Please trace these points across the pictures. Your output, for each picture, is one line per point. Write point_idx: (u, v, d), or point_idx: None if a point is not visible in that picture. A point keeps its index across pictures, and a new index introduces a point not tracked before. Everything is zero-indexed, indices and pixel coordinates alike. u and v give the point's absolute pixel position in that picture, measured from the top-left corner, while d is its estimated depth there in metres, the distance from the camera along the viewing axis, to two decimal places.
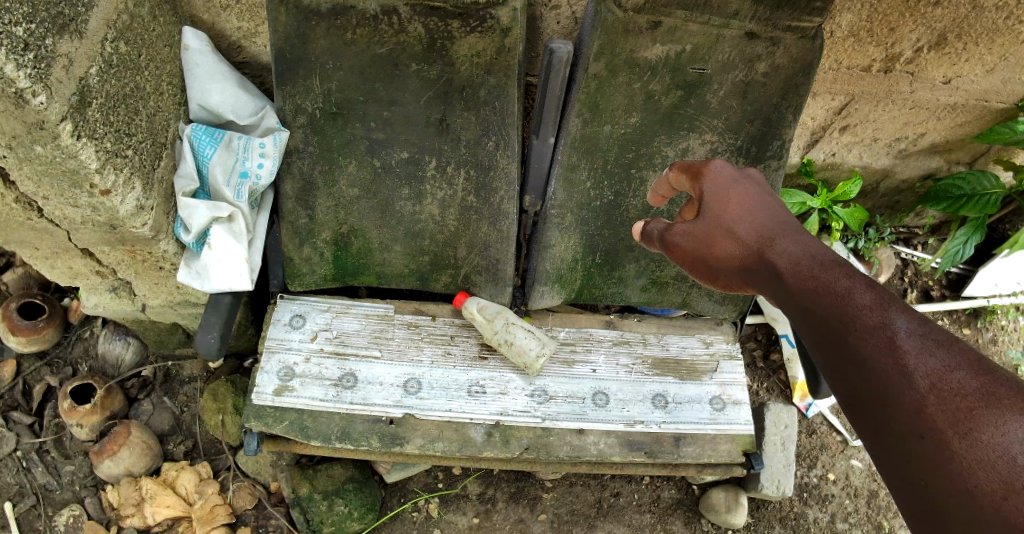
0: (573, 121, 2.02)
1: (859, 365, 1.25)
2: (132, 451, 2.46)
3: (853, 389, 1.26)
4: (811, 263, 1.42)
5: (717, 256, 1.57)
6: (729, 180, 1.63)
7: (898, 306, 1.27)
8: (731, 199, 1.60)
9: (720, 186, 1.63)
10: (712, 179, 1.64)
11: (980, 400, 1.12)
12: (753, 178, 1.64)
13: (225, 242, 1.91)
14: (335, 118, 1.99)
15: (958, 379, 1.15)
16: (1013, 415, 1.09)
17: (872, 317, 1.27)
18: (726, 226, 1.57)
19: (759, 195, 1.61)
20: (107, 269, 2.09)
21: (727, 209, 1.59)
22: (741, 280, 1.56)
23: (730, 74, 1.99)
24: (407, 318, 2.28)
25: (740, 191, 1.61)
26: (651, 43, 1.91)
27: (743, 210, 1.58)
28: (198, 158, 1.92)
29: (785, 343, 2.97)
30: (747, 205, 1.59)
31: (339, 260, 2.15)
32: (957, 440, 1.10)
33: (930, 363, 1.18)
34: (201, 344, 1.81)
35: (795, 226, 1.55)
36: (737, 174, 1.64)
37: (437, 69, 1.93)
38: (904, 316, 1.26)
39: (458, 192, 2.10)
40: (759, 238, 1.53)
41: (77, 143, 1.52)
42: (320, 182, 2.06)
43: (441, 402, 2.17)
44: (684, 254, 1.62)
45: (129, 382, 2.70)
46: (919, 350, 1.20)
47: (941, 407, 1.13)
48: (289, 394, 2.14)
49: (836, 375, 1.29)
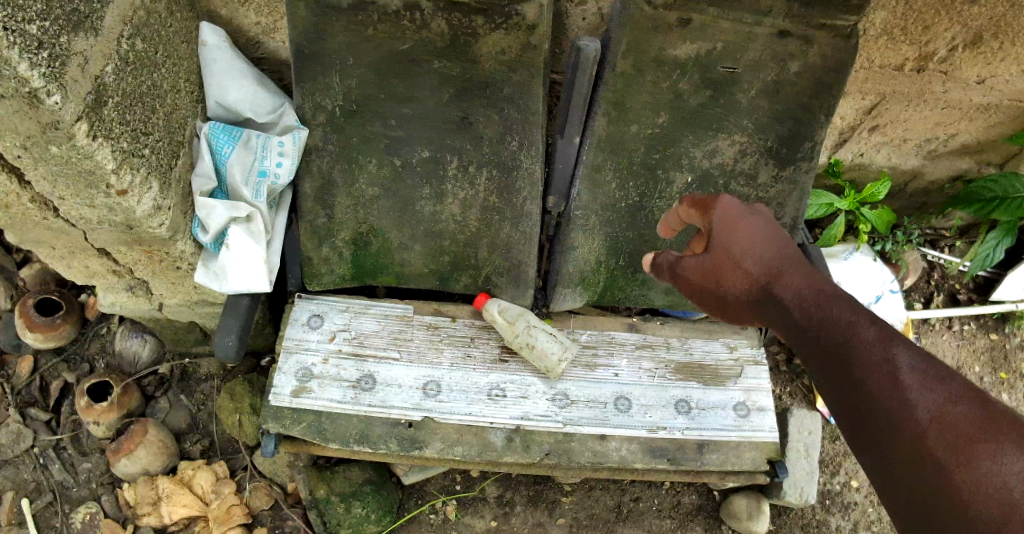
0: (599, 120, 1.97)
1: (862, 394, 1.29)
2: (149, 451, 2.43)
3: (856, 418, 1.29)
4: (817, 298, 1.43)
5: (726, 288, 1.54)
6: (740, 212, 1.59)
7: (901, 340, 1.31)
8: (740, 233, 1.56)
9: (731, 218, 1.57)
10: (722, 211, 1.59)
11: (980, 432, 1.16)
12: (761, 211, 1.60)
13: (243, 244, 1.86)
14: (355, 116, 1.95)
15: (959, 412, 1.19)
16: (1011, 447, 1.13)
17: (875, 351, 1.30)
18: (735, 259, 1.54)
19: (767, 229, 1.57)
20: (124, 269, 2.06)
21: (736, 243, 1.55)
22: (750, 314, 1.54)
23: (762, 74, 1.94)
24: (426, 319, 2.25)
25: (750, 225, 1.57)
26: (680, 40, 1.87)
27: (753, 246, 1.54)
28: (215, 156, 1.88)
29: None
30: (756, 241, 1.55)
31: (358, 260, 2.10)
32: (959, 469, 1.14)
33: (931, 397, 1.22)
34: (220, 347, 1.80)
35: (803, 262, 1.53)
36: (746, 207, 1.60)
37: (459, 66, 1.89)
38: (905, 351, 1.29)
39: (480, 192, 2.05)
40: (768, 272, 1.51)
41: (93, 144, 1.49)
42: (340, 181, 2.02)
43: (461, 405, 2.14)
44: (693, 285, 1.58)
45: (146, 380, 2.68)
46: (921, 384, 1.24)
47: (943, 438, 1.17)
48: (308, 396, 2.12)
49: (840, 402, 1.33)
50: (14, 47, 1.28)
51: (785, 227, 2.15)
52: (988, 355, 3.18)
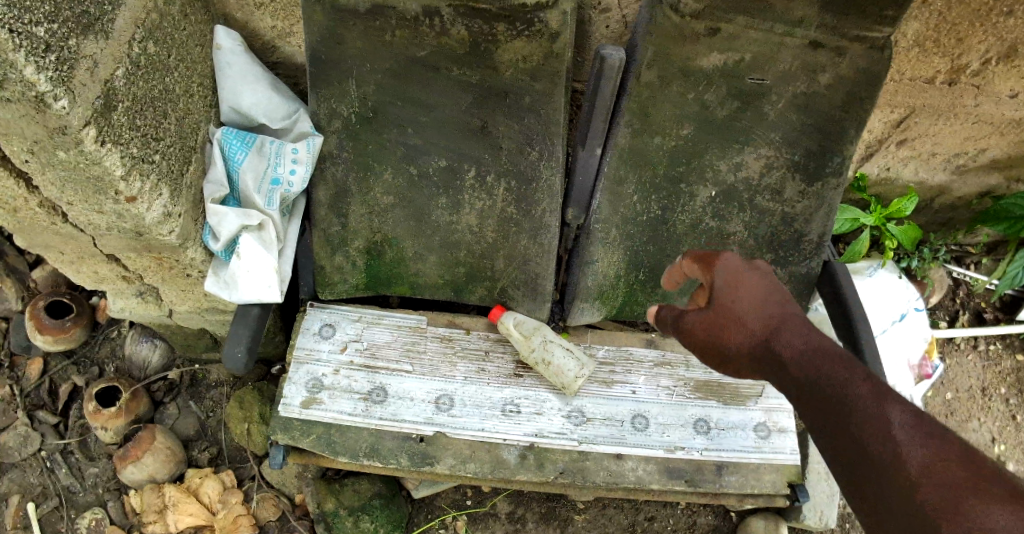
0: (621, 132, 1.91)
1: (855, 448, 1.29)
2: (156, 459, 2.39)
3: (850, 472, 1.30)
4: (816, 354, 1.42)
5: (728, 345, 1.51)
6: (742, 268, 1.57)
7: (894, 397, 1.31)
8: (739, 290, 1.53)
9: (732, 275, 1.55)
10: (723, 268, 1.56)
11: (970, 488, 1.15)
12: (760, 267, 1.57)
13: (254, 252, 1.82)
14: (371, 123, 1.91)
15: (949, 469, 1.19)
16: (1002, 504, 1.12)
17: (868, 405, 1.31)
18: (736, 314, 1.52)
19: (767, 286, 1.55)
20: (133, 275, 2.01)
21: (737, 301, 1.52)
22: (751, 370, 1.52)
23: (791, 86, 1.87)
24: (440, 331, 2.20)
25: (751, 283, 1.54)
26: (708, 50, 1.81)
27: (754, 302, 1.52)
28: (228, 163, 1.82)
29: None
30: (756, 299, 1.53)
31: (372, 270, 2.06)
32: (947, 524, 1.13)
33: (922, 452, 1.22)
34: (228, 359, 1.71)
35: (804, 319, 1.51)
36: (746, 263, 1.58)
37: (479, 74, 1.83)
38: (898, 407, 1.30)
39: (498, 203, 2.00)
40: (767, 328, 1.49)
41: (101, 149, 1.44)
42: (355, 189, 1.98)
43: (474, 421, 2.09)
44: (695, 340, 1.55)
45: (155, 385, 2.65)
46: (912, 439, 1.24)
47: (933, 492, 1.18)
48: (317, 407, 2.08)
49: (834, 455, 1.33)
50: (20, 50, 1.24)
51: (811, 243, 2.08)
52: (1015, 377, 3.08)
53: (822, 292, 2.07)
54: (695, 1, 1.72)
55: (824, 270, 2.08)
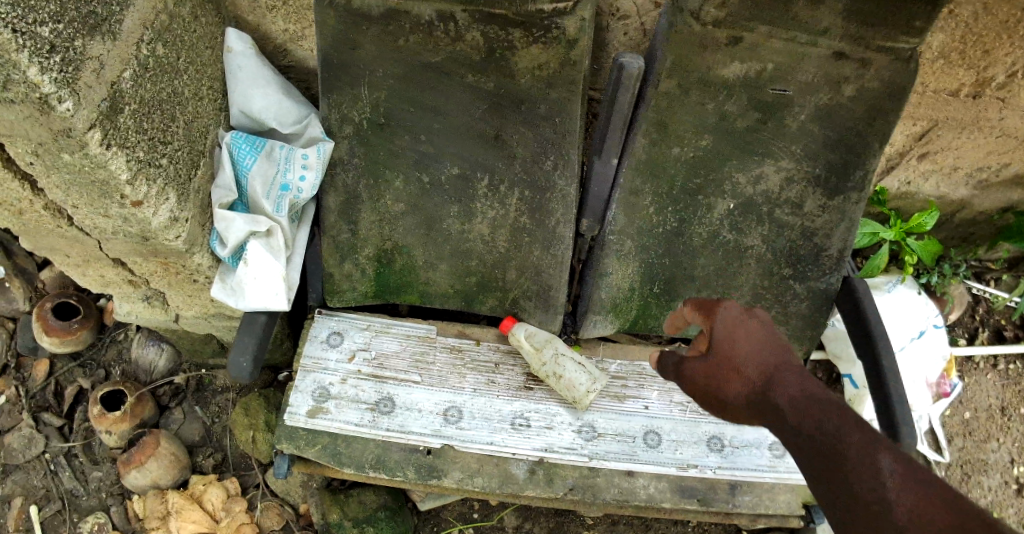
0: (638, 141, 1.87)
1: (847, 496, 1.30)
2: (160, 464, 2.36)
3: (843, 520, 1.31)
4: (812, 402, 1.41)
5: (726, 395, 1.49)
6: (741, 318, 1.52)
7: (884, 444, 1.30)
8: (738, 340, 1.50)
9: (731, 324, 1.51)
10: (721, 317, 1.52)
11: None
12: (759, 315, 1.54)
13: (262, 259, 1.79)
14: (383, 129, 1.87)
15: (936, 519, 1.19)
16: None
17: (859, 454, 1.31)
18: (734, 365, 1.49)
19: (766, 335, 1.51)
20: (140, 279, 1.98)
21: (735, 351, 1.49)
22: (750, 419, 1.49)
23: (813, 97, 1.82)
24: (450, 341, 2.17)
25: (750, 331, 1.51)
26: (729, 60, 1.76)
27: (752, 352, 1.49)
28: (237, 167, 1.79)
29: (848, 384, 2.65)
30: (755, 349, 1.49)
31: (382, 278, 2.02)
32: None
33: (909, 502, 1.22)
34: (233, 368, 1.66)
35: (804, 367, 1.48)
36: (745, 311, 1.53)
37: (494, 80, 1.79)
38: (888, 454, 1.29)
39: (511, 212, 1.96)
40: (764, 377, 1.46)
41: (106, 153, 1.42)
42: (365, 196, 1.94)
43: (483, 434, 2.04)
44: (695, 390, 1.54)
45: (161, 389, 2.62)
46: (900, 489, 1.24)
47: None
48: (323, 417, 2.04)
49: (828, 502, 1.34)
50: (23, 50, 1.22)
51: (831, 258, 2.03)
52: None
53: (842, 309, 2.02)
54: (716, 9, 1.67)
55: (844, 286, 2.02)
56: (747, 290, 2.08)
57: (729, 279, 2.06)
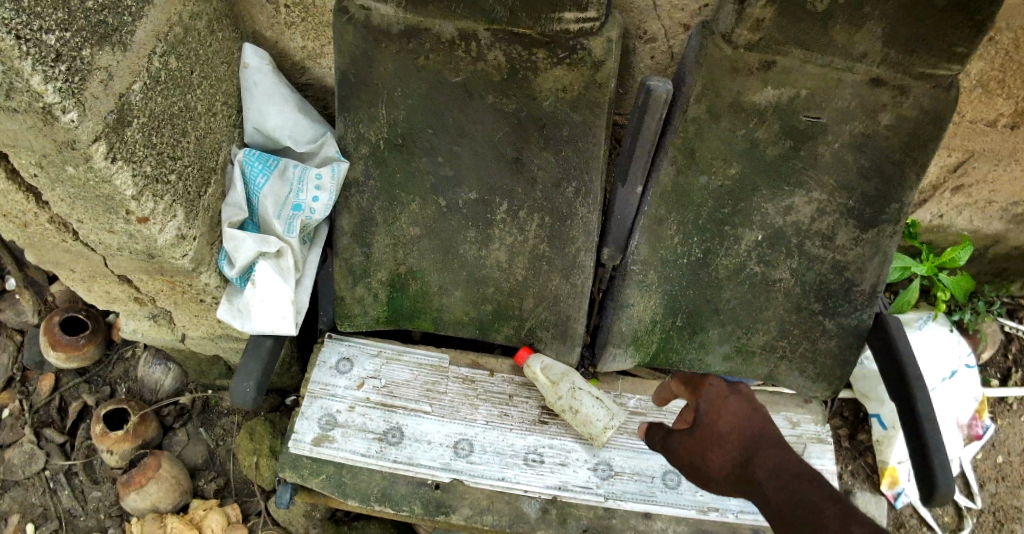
0: (665, 169, 1.78)
1: None
2: (161, 487, 2.28)
3: None
4: (788, 473, 1.56)
5: (711, 463, 1.63)
6: (724, 394, 1.70)
7: (856, 516, 1.46)
8: (723, 412, 1.67)
9: (717, 398, 1.70)
10: (709, 391, 1.71)
11: None
12: (742, 392, 1.72)
13: (270, 280, 1.70)
14: (400, 150, 1.81)
15: None
16: None
17: (833, 522, 1.47)
18: (720, 435, 1.65)
19: (748, 409, 1.68)
20: (146, 296, 1.91)
21: (719, 421, 1.66)
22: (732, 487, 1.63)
23: (848, 125, 1.73)
24: (463, 371, 2.09)
25: (732, 405, 1.69)
26: (761, 85, 1.67)
27: (734, 423, 1.66)
28: (248, 186, 1.72)
29: (876, 424, 2.59)
30: (736, 422, 1.66)
31: (394, 302, 1.97)
32: None
33: None
34: (235, 393, 1.58)
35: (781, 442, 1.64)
36: (728, 387, 1.72)
37: (515, 102, 1.72)
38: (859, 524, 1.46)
39: (530, 238, 1.88)
40: (744, 448, 1.63)
41: (111, 167, 1.37)
42: (380, 219, 1.88)
43: (494, 469, 1.96)
44: (682, 458, 1.67)
45: (166, 409, 2.55)
46: None
47: None
48: (329, 446, 1.96)
49: None
50: (27, 58, 1.17)
51: (863, 294, 1.93)
52: None
53: (873, 346, 1.91)
54: (749, 32, 1.59)
55: (875, 322, 1.92)
56: (774, 325, 1.99)
57: (756, 313, 1.98)
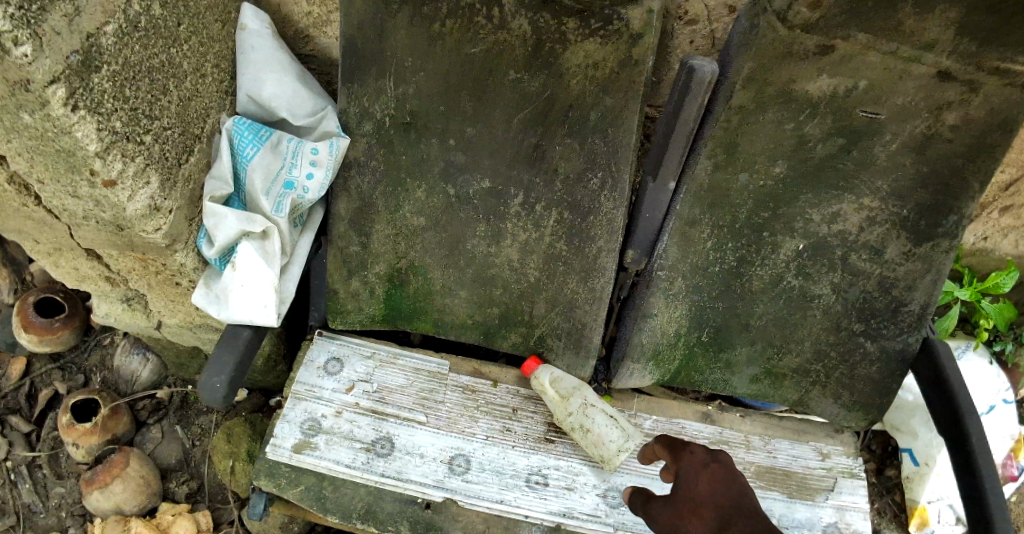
0: (702, 163, 1.58)
1: None
2: (126, 488, 2.09)
3: None
4: None
5: None
6: (703, 461, 1.52)
7: None
8: (700, 482, 1.49)
9: (694, 466, 1.52)
10: (686, 457, 1.54)
11: None
12: (723, 459, 1.53)
13: (252, 264, 1.52)
14: (408, 130, 1.62)
15: None
16: None
17: None
18: (695, 506, 1.47)
19: (728, 479, 1.50)
20: (118, 277, 1.73)
21: (695, 490, 1.49)
22: None
23: (909, 124, 1.54)
24: (463, 380, 1.90)
25: (711, 474, 1.50)
26: (817, 73, 1.48)
27: (711, 493, 1.48)
28: (236, 157, 1.54)
29: (908, 460, 2.28)
30: (713, 492, 1.48)
31: (393, 300, 1.80)
32: None
33: None
34: (204, 389, 1.40)
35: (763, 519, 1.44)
36: (709, 453, 1.54)
37: (540, 81, 1.53)
38: None
39: (545, 236, 1.69)
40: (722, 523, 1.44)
41: (72, 116, 1.19)
42: (381, 206, 1.70)
43: (492, 490, 1.77)
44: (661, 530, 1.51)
45: (140, 404, 2.35)
46: None
47: None
48: (310, 454, 1.77)
49: None
50: None
51: (911, 315, 1.72)
52: None
53: (919, 375, 1.72)
54: (808, 9, 1.41)
55: (924, 348, 1.71)
56: (808, 346, 1.80)
57: (789, 332, 1.78)
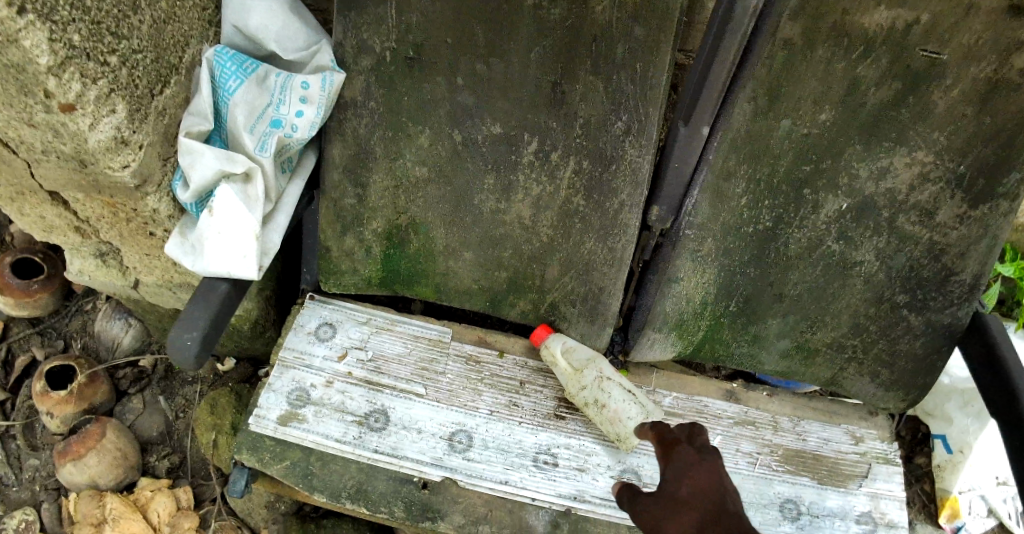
0: (740, 108, 1.38)
1: None
2: (102, 460, 1.88)
3: None
4: None
5: None
6: (690, 460, 1.25)
7: None
8: (685, 487, 1.22)
9: (681, 464, 1.26)
10: (672, 459, 1.27)
11: None
12: (712, 457, 1.26)
13: (231, 208, 1.36)
14: (411, 66, 1.43)
15: None
16: None
17: None
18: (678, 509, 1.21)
19: (717, 478, 1.22)
20: (89, 228, 1.57)
21: (680, 497, 1.22)
22: None
23: (973, 67, 1.32)
24: (466, 349, 1.75)
25: (699, 477, 1.23)
26: (875, 3, 1.27)
27: (699, 498, 1.20)
28: (217, 91, 1.37)
29: (939, 447, 2.00)
30: (701, 497, 1.20)
31: (391, 261, 1.65)
32: None
33: None
34: (174, 347, 1.26)
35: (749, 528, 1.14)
36: (699, 453, 1.27)
37: (563, 6, 1.34)
38: None
39: (561, 189, 1.52)
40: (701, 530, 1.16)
41: (18, 20, 1.03)
42: (380, 153, 1.52)
43: (496, 470, 1.61)
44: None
45: (122, 372, 2.13)
46: None
47: None
48: (297, 426, 1.62)
49: None
50: None
51: (961, 286, 1.51)
52: None
53: (968, 352, 1.52)
54: None
55: (973, 323, 1.52)
56: (845, 319, 1.60)
57: (825, 305, 1.59)
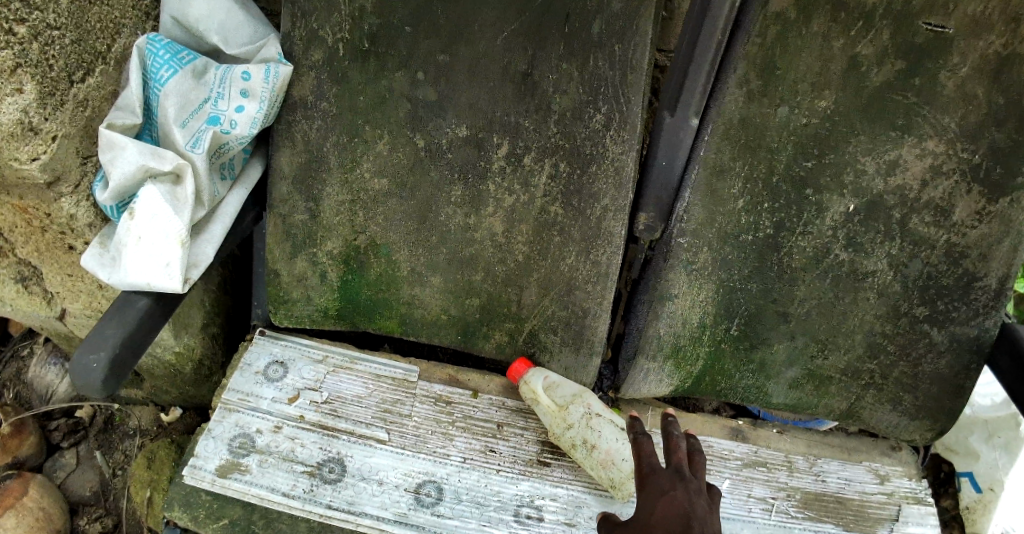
0: (730, 94, 1.27)
1: None
2: (22, 522, 1.59)
3: None
4: None
5: None
6: (663, 486, 1.11)
7: None
8: (656, 512, 1.07)
9: (653, 489, 1.11)
10: (647, 485, 1.13)
11: None
12: (687, 483, 1.12)
13: (155, 210, 1.19)
14: (366, 58, 1.31)
15: None
16: None
17: None
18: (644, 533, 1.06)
19: (687, 505, 1.08)
20: (5, 243, 1.38)
21: (651, 521, 1.07)
22: None
23: (982, 40, 1.22)
24: (436, 388, 1.51)
25: (673, 503, 1.09)
26: None
27: (667, 522, 1.06)
28: (148, 80, 1.22)
29: (966, 487, 1.77)
30: (673, 520, 1.05)
31: (348, 288, 1.43)
32: None
33: None
34: (74, 371, 1.05)
35: None
36: (675, 477, 1.13)
37: None
38: None
39: (537, 198, 1.36)
40: None
41: None
42: (334, 161, 1.36)
43: (470, 527, 1.37)
44: None
45: (55, 424, 1.81)
46: None
47: None
48: (238, 479, 1.37)
49: None
50: None
51: (987, 293, 1.34)
52: None
53: (999, 367, 1.35)
54: None
55: (1003, 336, 1.34)
56: (859, 339, 1.40)
57: (845, 320, 1.39)
